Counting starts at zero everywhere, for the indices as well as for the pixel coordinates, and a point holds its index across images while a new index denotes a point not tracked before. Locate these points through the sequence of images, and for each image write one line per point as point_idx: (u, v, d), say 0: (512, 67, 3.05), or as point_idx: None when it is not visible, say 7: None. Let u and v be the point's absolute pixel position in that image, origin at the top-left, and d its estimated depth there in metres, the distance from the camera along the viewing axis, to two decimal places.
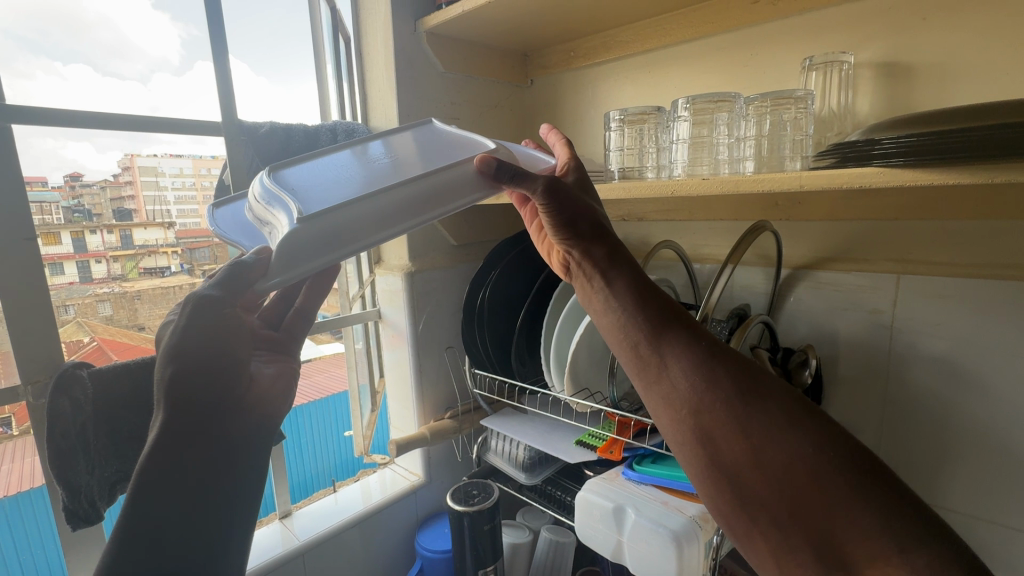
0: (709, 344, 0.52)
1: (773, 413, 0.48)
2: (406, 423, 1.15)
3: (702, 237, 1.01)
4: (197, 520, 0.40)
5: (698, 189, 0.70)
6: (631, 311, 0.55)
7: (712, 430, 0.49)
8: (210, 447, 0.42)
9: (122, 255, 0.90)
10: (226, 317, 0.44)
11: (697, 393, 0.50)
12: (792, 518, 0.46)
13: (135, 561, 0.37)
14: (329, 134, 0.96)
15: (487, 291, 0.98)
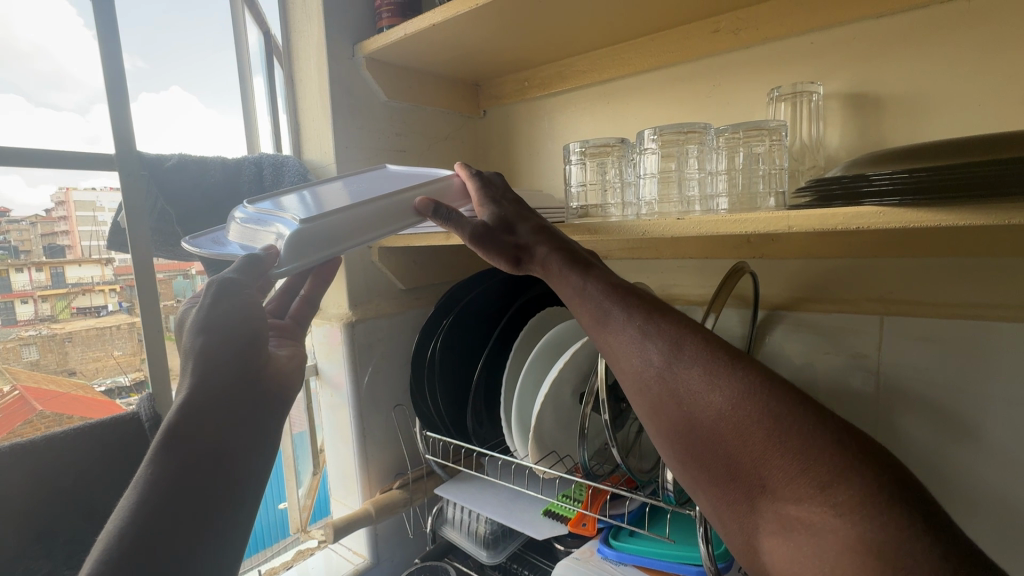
0: (650, 308, 0.53)
1: (701, 366, 0.47)
2: (348, 495, 1.00)
3: (672, 276, 0.94)
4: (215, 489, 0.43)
5: (669, 229, 0.62)
6: (575, 287, 0.57)
7: (653, 391, 0.49)
8: (224, 458, 0.44)
9: (52, 294, 0.77)
10: (251, 317, 0.49)
11: (637, 356, 0.51)
12: (726, 468, 0.45)
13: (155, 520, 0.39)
14: (253, 167, 0.86)
15: (439, 341, 0.86)
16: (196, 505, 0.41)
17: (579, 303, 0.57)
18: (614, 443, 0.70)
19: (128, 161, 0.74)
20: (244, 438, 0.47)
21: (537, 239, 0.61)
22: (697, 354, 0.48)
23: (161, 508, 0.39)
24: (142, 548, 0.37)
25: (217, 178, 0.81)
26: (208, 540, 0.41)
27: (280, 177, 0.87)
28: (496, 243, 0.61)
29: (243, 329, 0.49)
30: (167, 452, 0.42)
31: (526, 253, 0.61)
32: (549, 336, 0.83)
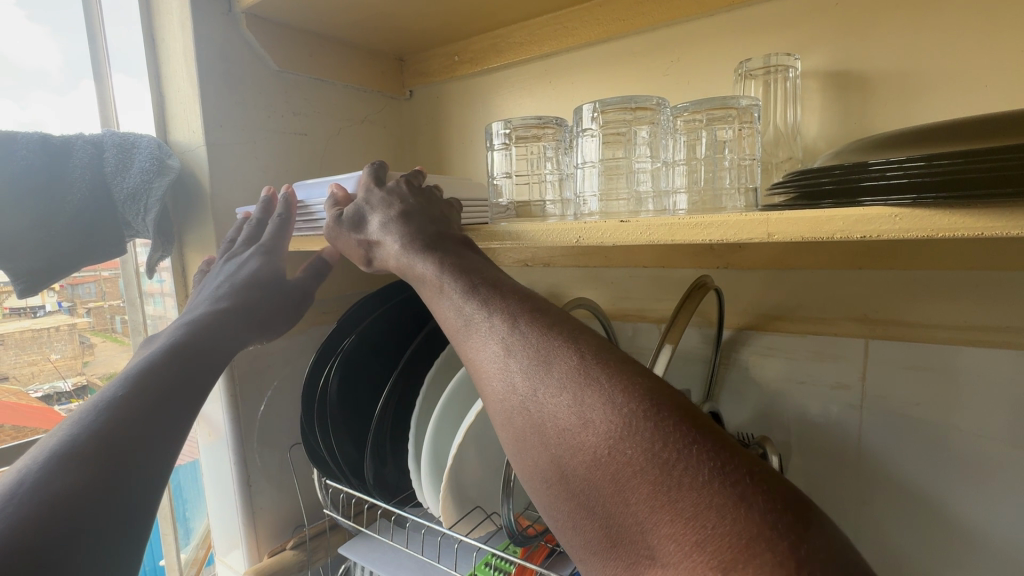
0: (518, 307, 0.38)
1: (571, 393, 0.32)
2: (231, 555, 0.81)
3: (623, 287, 0.80)
4: (190, 373, 0.51)
5: (610, 234, 0.47)
6: (432, 283, 0.44)
7: (516, 426, 0.35)
8: (197, 361, 0.53)
9: None
10: (263, 313, 0.65)
11: (496, 377, 0.36)
12: (603, 534, 0.30)
13: (136, 387, 0.46)
14: (89, 148, 0.66)
15: (335, 369, 0.69)
16: (175, 382, 0.49)
17: (437, 302, 0.43)
18: None
19: None
20: (204, 362, 0.53)
21: (393, 227, 0.49)
22: (568, 370, 0.33)
23: (142, 385, 0.46)
24: (132, 402, 0.44)
25: (30, 159, 0.61)
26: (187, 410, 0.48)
27: (125, 162, 0.67)
28: (347, 241, 0.53)
29: (252, 314, 0.62)
30: (158, 353, 0.51)
31: (376, 245, 0.51)
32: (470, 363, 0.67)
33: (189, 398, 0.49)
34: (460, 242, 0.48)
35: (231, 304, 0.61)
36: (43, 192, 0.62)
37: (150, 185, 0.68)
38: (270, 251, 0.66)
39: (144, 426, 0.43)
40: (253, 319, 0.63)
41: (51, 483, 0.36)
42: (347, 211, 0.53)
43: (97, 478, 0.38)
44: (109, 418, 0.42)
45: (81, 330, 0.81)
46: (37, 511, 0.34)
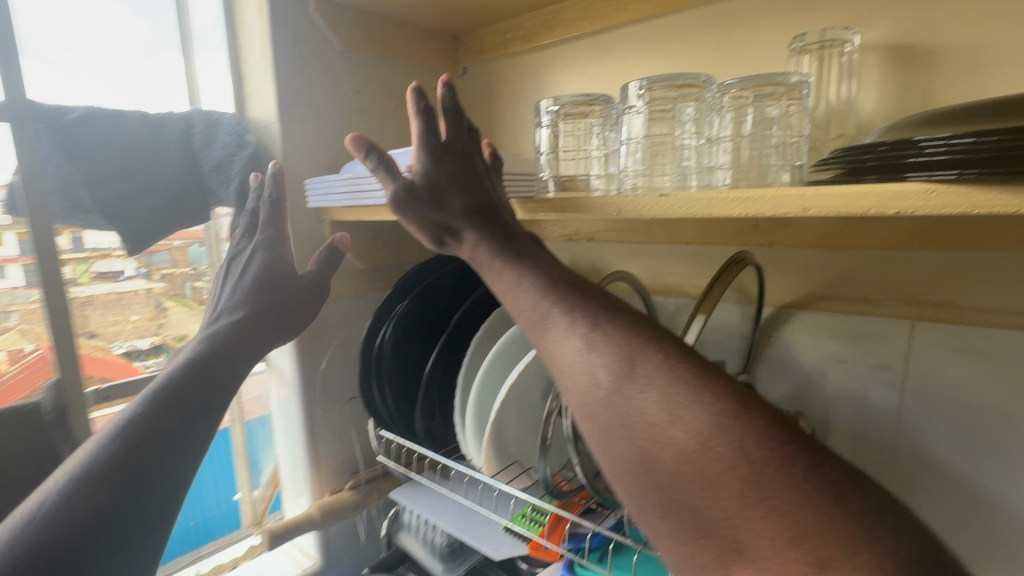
0: (598, 305, 0.39)
1: (659, 389, 0.33)
2: (298, 491, 0.91)
3: (664, 263, 0.81)
4: (195, 395, 0.53)
5: (650, 207, 0.49)
6: (507, 275, 0.45)
7: (598, 418, 0.35)
8: (205, 380, 0.55)
9: (73, 259, 0.81)
10: (282, 313, 0.68)
11: (578, 370, 0.37)
12: (689, 530, 0.31)
13: (140, 418, 0.49)
14: (180, 124, 0.74)
15: (390, 329, 0.76)
16: (180, 408, 0.51)
17: (515, 292, 0.43)
18: (578, 462, 0.58)
19: (18, 110, 0.63)
20: (211, 377, 0.55)
21: (468, 217, 0.50)
22: (656, 367, 0.34)
23: (144, 418, 0.49)
24: (127, 442, 0.47)
25: (132, 134, 0.69)
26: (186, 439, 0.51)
27: (211, 137, 0.75)
28: (420, 213, 0.53)
29: (271, 319, 0.66)
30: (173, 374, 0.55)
31: (457, 227, 0.51)
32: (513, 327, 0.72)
33: (202, 416, 0.53)
34: (524, 238, 0.51)
35: (250, 312, 0.64)
36: (142, 163, 0.70)
37: (232, 158, 0.76)
38: (269, 246, 0.69)
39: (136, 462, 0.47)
40: (268, 320, 0.66)
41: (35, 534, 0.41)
42: (426, 188, 0.53)
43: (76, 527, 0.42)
44: (111, 448, 0.47)
45: (157, 295, 0.91)
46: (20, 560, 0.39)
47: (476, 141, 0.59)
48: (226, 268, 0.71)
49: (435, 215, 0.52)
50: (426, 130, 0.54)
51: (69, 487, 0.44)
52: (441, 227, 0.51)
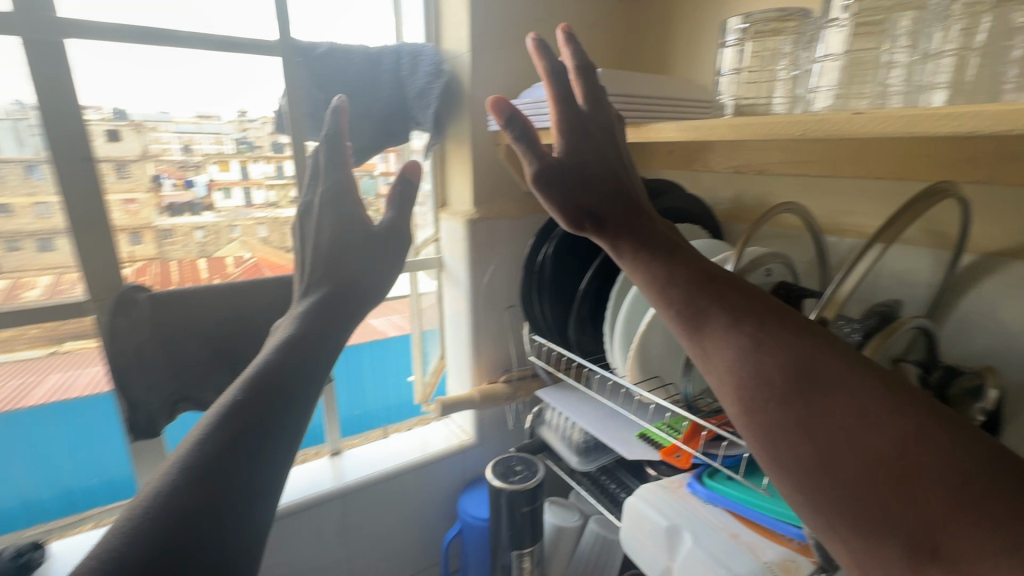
0: (764, 304, 0.36)
1: (844, 390, 0.31)
2: (460, 378, 1.09)
3: (846, 200, 0.75)
4: (297, 375, 0.46)
5: (839, 127, 0.47)
6: (659, 275, 0.40)
7: (766, 416, 0.33)
8: (300, 358, 0.47)
9: (276, 184, 0.91)
10: (353, 280, 0.61)
11: (745, 367, 0.34)
12: (881, 537, 0.29)
13: (250, 399, 0.42)
14: (393, 56, 0.87)
15: (552, 246, 0.84)
16: (281, 387, 0.44)
17: (667, 288, 0.39)
18: None
19: (288, 47, 0.83)
20: (314, 352, 0.49)
21: (613, 205, 0.46)
22: (835, 367, 0.32)
23: (249, 401, 0.42)
24: (241, 424, 0.40)
25: (358, 65, 0.84)
26: (288, 426, 0.43)
27: (415, 66, 0.88)
28: (567, 194, 0.46)
29: (355, 289, 0.60)
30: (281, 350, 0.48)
31: (601, 212, 0.45)
32: None
33: (278, 417, 0.42)
34: (661, 225, 0.46)
35: (329, 290, 0.58)
36: (363, 89, 0.85)
37: (431, 85, 0.88)
38: (334, 206, 0.64)
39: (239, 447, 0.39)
40: (347, 289, 0.59)
41: (136, 541, 0.31)
42: (566, 166, 0.46)
43: (171, 545, 0.32)
44: (211, 438, 0.38)
45: None
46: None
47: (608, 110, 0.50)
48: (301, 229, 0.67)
49: (575, 198, 0.46)
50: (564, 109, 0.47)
51: (174, 476, 0.35)
52: (582, 212, 0.46)
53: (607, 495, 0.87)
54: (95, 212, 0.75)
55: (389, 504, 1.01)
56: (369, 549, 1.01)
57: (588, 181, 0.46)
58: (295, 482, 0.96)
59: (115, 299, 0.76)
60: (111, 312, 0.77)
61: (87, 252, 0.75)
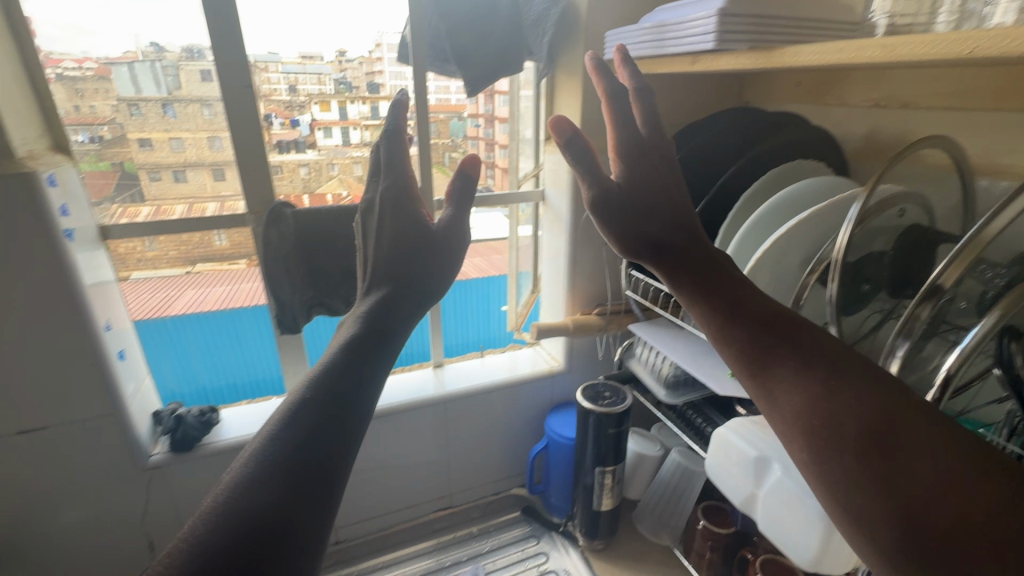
0: (827, 356, 0.44)
1: (908, 436, 0.38)
2: (554, 309, 1.14)
3: (1008, 137, 0.67)
4: (345, 395, 0.39)
5: (1016, 44, 0.41)
6: (718, 313, 0.49)
7: (830, 449, 0.40)
8: (379, 345, 0.45)
9: (370, 124, 0.99)
10: (410, 278, 0.53)
11: (813, 407, 0.42)
12: (923, 558, 0.36)
13: (326, 395, 0.39)
14: None
15: None
16: (363, 369, 0.42)
17: (731, 328, 0.48)
18: (833, 320, 0.62)
19: None
20: (366, 359, 0.43)
21: (671, 241, 0.54)
22: (871, 398, 0.41)
23: (308, 407, 0.38)
24: (282, 465, 0.35)
25: None
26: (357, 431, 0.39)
27: None
28: (630, 230, 0.55)
29: (416, 288, 0.52)
30: (309, 385, 0.40)
31: (666, 247, 0.54)
32: (782, 194, 0.77)
33: (303, 496, 0.34)
34: (725, 264, 0.54)
35: (389, 290, 0.51)
36: (481, 18, 0.87)
37: (548, 12, 0.88)
38: (393, 203, 0.57)
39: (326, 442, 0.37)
40: (417, 284, 0.53)
41: (216, 535, 0.31)
42: (628, 207, 0.55)
43: (252, 540, 0.32)
44: (274, 443, 0.36)
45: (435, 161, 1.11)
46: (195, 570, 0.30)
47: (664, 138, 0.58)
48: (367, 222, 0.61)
49: (638, 236, 0.55)
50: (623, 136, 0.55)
51: (254, 466, 0.35)
52: (651, 245, 0.54)
53: (692, 428, 0.90)
54: (249, 136, 0.85)
55: (479, 416, 1.12)
56: (466, 452, 1.14)
57: (650, 221, 0.55)
58: (402, 387, 1.09)
59: (267, 213, 0.88)
60: (265, 224, 0.89)
61: (245, 171, 0.86)
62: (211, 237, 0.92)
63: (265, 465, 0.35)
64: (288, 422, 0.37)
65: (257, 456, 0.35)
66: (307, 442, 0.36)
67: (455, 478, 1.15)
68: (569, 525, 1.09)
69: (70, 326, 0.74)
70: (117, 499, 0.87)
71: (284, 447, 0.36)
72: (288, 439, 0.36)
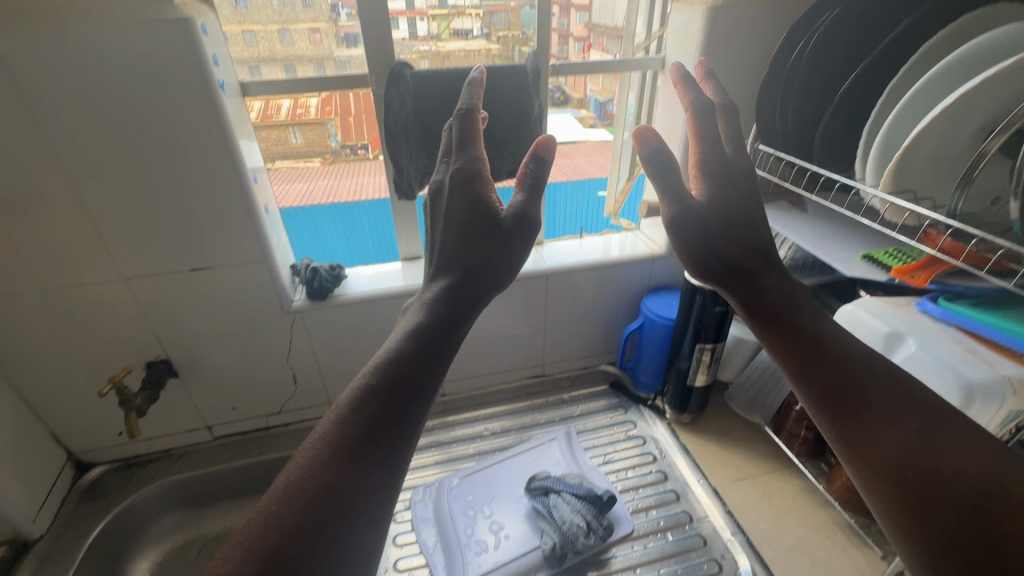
0: (886, 381, 0.52)
1: (951, 447, 0.47)
2: (661, 191, 1.13)
3: None
4: (401, 398, 0.48)
5: None
6: (791, 336, 0.55)
7: (884, 459, 0.48)
8: (433, 345, 0.51)
9: (438, 15, 0.96)
10: (474, 272, 0.56)
11: (874, 420, 0.50)
12: (960, 555, 0.43)
13: (380, 395, 0.47)
14: None
15: (812, 39, 0.80)
16: (418, 372, 0.49)
17: (802, 350, 0.54)
18: (1014, 195, 0.56)
19: None
20: (420, 360, 0.50)
21: (749, 263, 0.58)
22: (929, 436, 0.48)
23: (366, 404, 0.47)
24: (346, 454, 0.44)
25: None
26: (406, 431, 0.47)
27: None
28: (706, 246, 0.57)
29: (479, 281, 0.56)
30: (374, 386, 0.48)
31: (743, 267, 0.58)
32: (967, 47, 0.65)
33: (354, 484, 0.43)
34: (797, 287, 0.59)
35: (455, 281, 0.55)
36: None
37: None
38: (463, 186, 0.59)
39: (377, 438, 0.46)
40: (479, 279, 0.56)
41: (293, 509, 0.41)
42: (713, 219, 0.58)
43: (312, 517, 0.41)
44: (337, 434, 0.45)
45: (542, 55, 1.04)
46: (278, 535, 0.40)
47: (743, 157, 0.61)
48: (433, 203, 0.61)
49: (718, 253, 0.58)
50: (705, 155, 0.59)
51: (320, 452, 0.44)
52: (727, 263, 0.58)
53: None
54: None
55: (574, 294, 1.15)
56: (561, 327, 1.19)
57: (730, 238, 0.58)
58: None
59: (388, 74, 0.89)
60: (385, 86, 0.90)
61: (367, 26, 0.86)
62: (288, 134, 1.00)
63: (325, 453, 0.44)
64: (347, 412, 0.46)
65: (324, 439, 0.45)
66: (365, 430, 0.45)
67: (549, 350, 1.22)
68: (657, 400, 1.15)
69: (227, 177, 0.82)
70: (269, 338, 1.01)
71: (338, 440, 0.45)
72: (346, 431, 0.45)
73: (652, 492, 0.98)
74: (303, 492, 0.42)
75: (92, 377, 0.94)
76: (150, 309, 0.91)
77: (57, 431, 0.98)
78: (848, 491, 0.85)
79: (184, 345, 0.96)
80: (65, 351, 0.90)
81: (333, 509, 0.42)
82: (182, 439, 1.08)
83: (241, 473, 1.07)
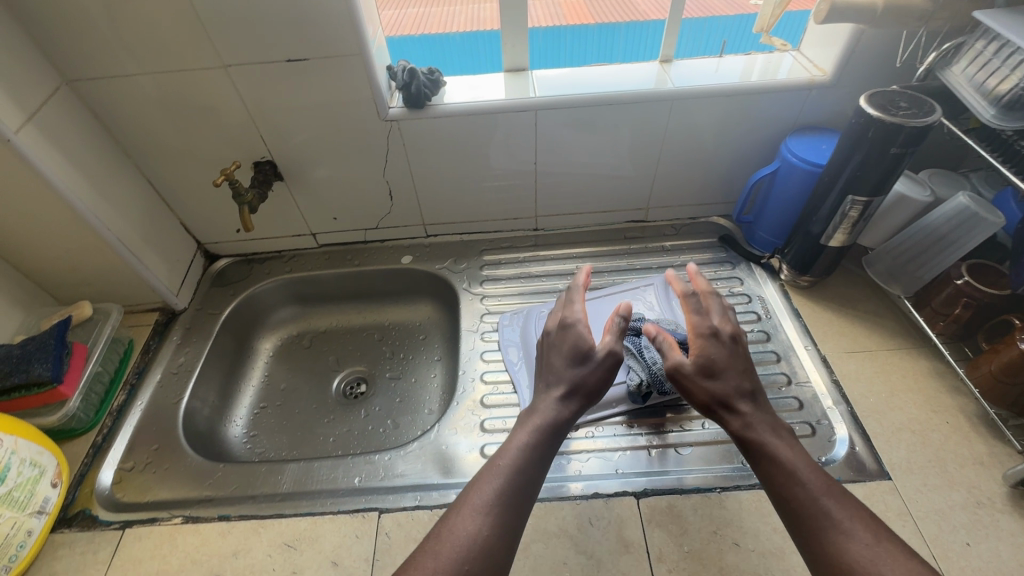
0: (830, 481, 0.56)
1: (873, 537, 0.51)
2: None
3: None
4: (519, 479, 0.60)
5: None
6: (758, 460, 0.60)
7: (825, 551, 0.52)
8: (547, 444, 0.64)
9: None
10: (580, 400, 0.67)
11: (821, 513, 0.54)
12: None
13: (508, 476, 0.60)
14: None
15: None
16: (536, 465, 0.62)
17: (766, 467, 0.59)
18: None
19: None
20: (540, 455, 0.63)
21: (730, 393, 0.63)
22: (860, 523, 0.52)
23: (497, 482, 0.59)
24: (475, 514, 0.56)
25: None
26: (524, 510, 0.59)
27: None
28: (688, 380, 0.65)
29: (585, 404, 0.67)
30: (498, 469, 0.61)
31: (720, 403, 0.63)
32: None
33: (487, 551, 0.54)
34: (771, 416, 0.63)
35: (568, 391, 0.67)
36: None
37: None
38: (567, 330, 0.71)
39: (502, 508, 0.57)
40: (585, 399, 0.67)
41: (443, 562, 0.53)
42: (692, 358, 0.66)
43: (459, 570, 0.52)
44: (479, 505, 0.57)
45: None
46: None
47: (731, 323, 0.70)
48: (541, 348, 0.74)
49: (700, 391, 0.64)
50: (696, 321, 0.69)
51: (462, 516, 0.56)
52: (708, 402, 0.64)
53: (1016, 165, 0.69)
54: None
55: (699, 128, 0.98)
56: (676, 166, 1.05)
57: (710, 373, 0.64)
58: (622, 77, 0.96)
59: None
60: None
61: None
62: None
63: (472, 518, 0.56)
64: (487, 483, 0.59)
65: (466, 507, 0.57)
66: (498, 497, 0.58)
67: (657, 190, 1.10)
68: (773, 259, 1.03)
69: None
70: (369, 149, 0.97)
71: (483, 509, 0.57)
72: (487, 503, 0.57)
73: (751, 350, 0.91)
74: (455, 548, 0.54)
75: (209, 171, 0.98)
76: (253, 109, 0.89)
77: (186, 221, 1.06)
78: (998, 380, 0.74)
79: (287, 147, 0.96)
80: (182, 142, 0.92)
81: (475, 568, 0.53)
82: (292, 242, 1.16)
83: (344, 279, 1.14)
